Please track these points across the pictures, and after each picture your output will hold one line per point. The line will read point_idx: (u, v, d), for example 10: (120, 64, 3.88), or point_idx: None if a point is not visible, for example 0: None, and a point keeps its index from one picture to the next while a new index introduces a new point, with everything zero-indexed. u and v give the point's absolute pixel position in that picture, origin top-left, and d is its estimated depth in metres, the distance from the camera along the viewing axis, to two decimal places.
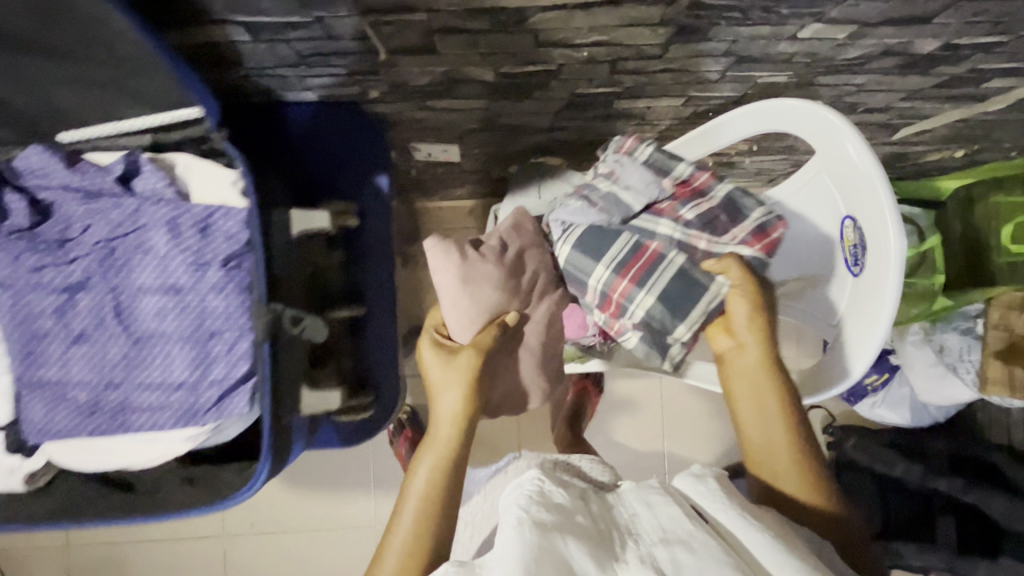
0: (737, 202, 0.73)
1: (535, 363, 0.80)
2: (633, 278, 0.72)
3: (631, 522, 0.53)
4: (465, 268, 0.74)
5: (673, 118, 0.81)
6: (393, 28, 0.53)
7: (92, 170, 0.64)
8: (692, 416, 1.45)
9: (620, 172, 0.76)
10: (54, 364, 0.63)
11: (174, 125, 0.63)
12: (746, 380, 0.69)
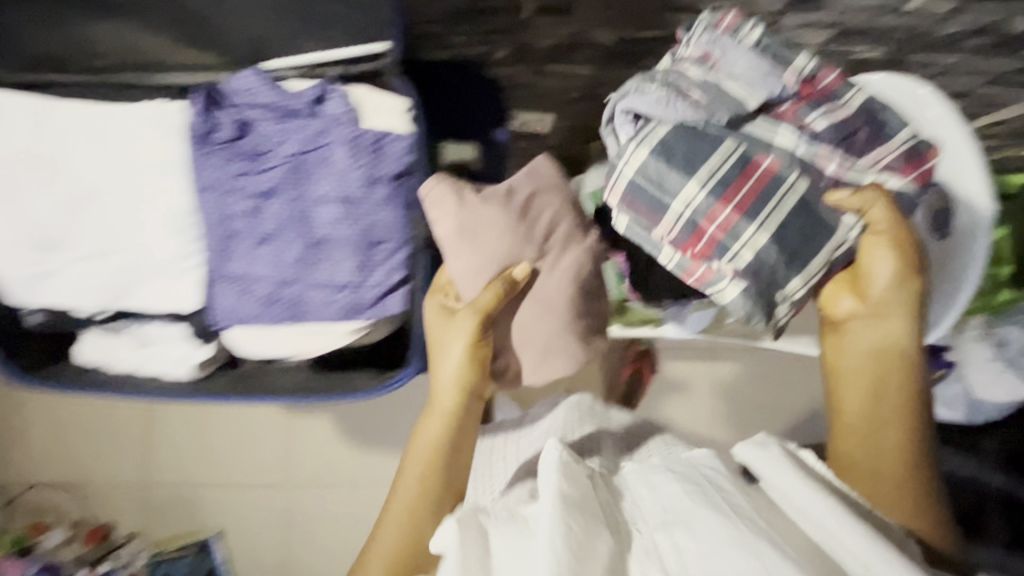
0: (859, 104, 0.79)
1: (548, 316, 0.84)
2: (739, 208, 0.73)
3: (652, 504, 0.55)
4: (461, 211, 0.81)
5: None
6: None
7: (289, 95, 0.85)
8: (740, 403, 1.48)
9: (722, 59, 0.81)
10: (248, 256, 0.84)
11: (362, 58, 0.91)
12: (870, 354, 0.74)
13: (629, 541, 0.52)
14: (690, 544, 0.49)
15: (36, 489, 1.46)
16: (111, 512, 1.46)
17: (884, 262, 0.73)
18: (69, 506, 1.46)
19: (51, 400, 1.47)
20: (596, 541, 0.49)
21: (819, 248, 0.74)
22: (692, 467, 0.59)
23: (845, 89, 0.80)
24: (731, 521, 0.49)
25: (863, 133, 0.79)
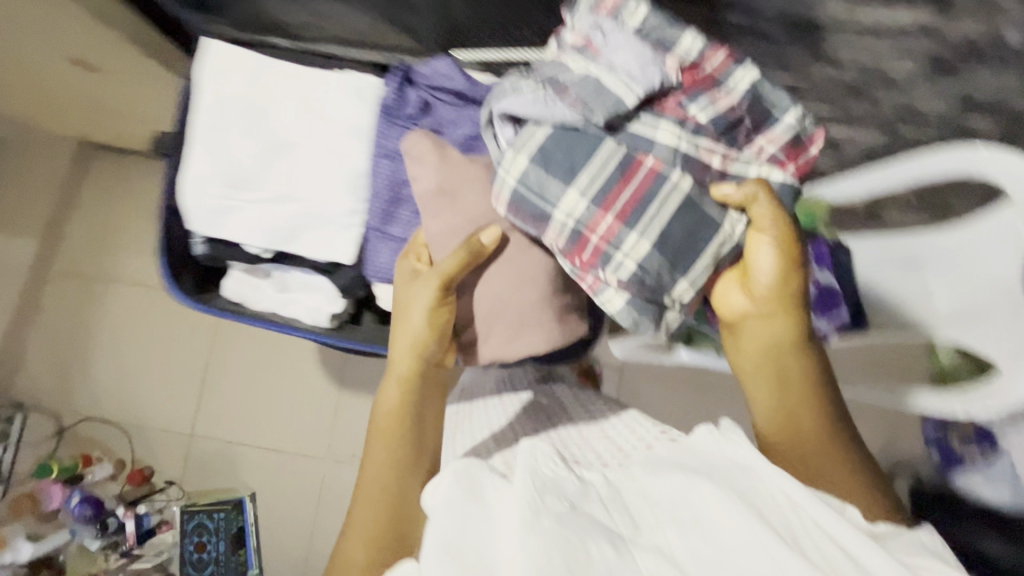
0: (754, 97, 0.69)
1: (522, 284, 0.71)
2: (621, 216, 0.63)
3: (648, 494, 0.57)
4: (444, 168, 0.71)
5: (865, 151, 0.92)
6: None
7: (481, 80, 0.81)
8: None
9: (604, 48, 0.68)
10: (407, 227, 0.81)
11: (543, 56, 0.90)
12: (768, 351, 0.68)
13: (628, 536, 0.52)
14: (695, 541, 0.50)
15: (88, 422, 1.52)
16: (152, 457, 1.51)
17: (766, 253, 0.66)
18: (111, 446, 1.51)
19: (120, 340, 1.54)
20: (599, 542, 0.49)
21: (699, 253, 0.66)
22: (695, 453, 0.61)
23: (734, 69, 0.69)
24: (734, 516, 0.51)
25: (744, 121, 0.69)
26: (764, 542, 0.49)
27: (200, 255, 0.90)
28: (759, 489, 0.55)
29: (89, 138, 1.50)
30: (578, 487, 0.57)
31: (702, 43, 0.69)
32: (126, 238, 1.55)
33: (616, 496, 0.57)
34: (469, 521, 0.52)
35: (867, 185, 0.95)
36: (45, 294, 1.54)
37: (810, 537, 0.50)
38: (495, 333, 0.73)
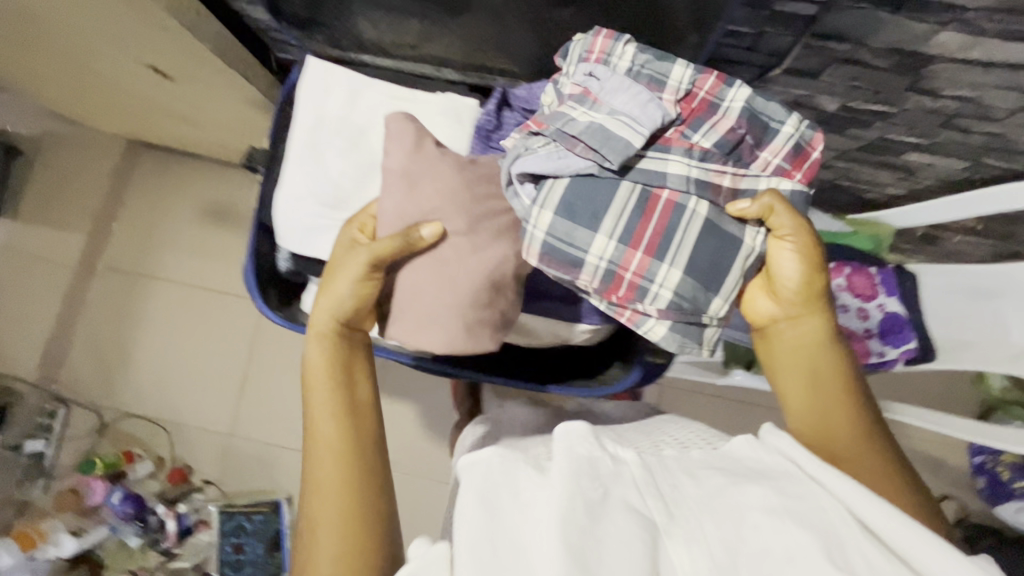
0: (760, 120, 0.60)
1: (445, 286, 0.67)
2: (651, 250, 0.59)
3: (681, 488, 0.49)
4: (412, 154, 0.70)
5: (943, 179, 0.90)
6: (811, 51, 0.65)
7: None
8: None
9: (601, 90, 0.59)
10: None
11: None
12: (795, 351, 0.65)
13: (662, 524, 0.46)
14: (728, 532, 0.45)
15: (129, 419, 1.52)
16: (190, 457, 1.51)
17: (789, 257, 0.63)
18: (148, 444, 1.51)
19: (161, 338, 1.54)
20: (632, 542, 0.43)
21: (729, 270, 0.61)
22: (732, 455, 0.54)
23: (730, 88, 0.60)
24: (780, 522, 0.44)
25: (750, 139, 0.61)
26: (806, 553, 0.42)
27: (282, 269, 0.83)
28: (807, 494, 0.47)
29: (137, 137, 1.50)
30: (612, 469, 0.50)
31: (694, 67, 0.59)
32: (170, 237, 1.55)
33: (650, 479, 0.49)
34: (501, 513, 0.46)
35: (944, 210, 0.92)
36: (88, 290, 1.55)
37: (857, 555, 0.43)
38: (438, 314, 0.67)
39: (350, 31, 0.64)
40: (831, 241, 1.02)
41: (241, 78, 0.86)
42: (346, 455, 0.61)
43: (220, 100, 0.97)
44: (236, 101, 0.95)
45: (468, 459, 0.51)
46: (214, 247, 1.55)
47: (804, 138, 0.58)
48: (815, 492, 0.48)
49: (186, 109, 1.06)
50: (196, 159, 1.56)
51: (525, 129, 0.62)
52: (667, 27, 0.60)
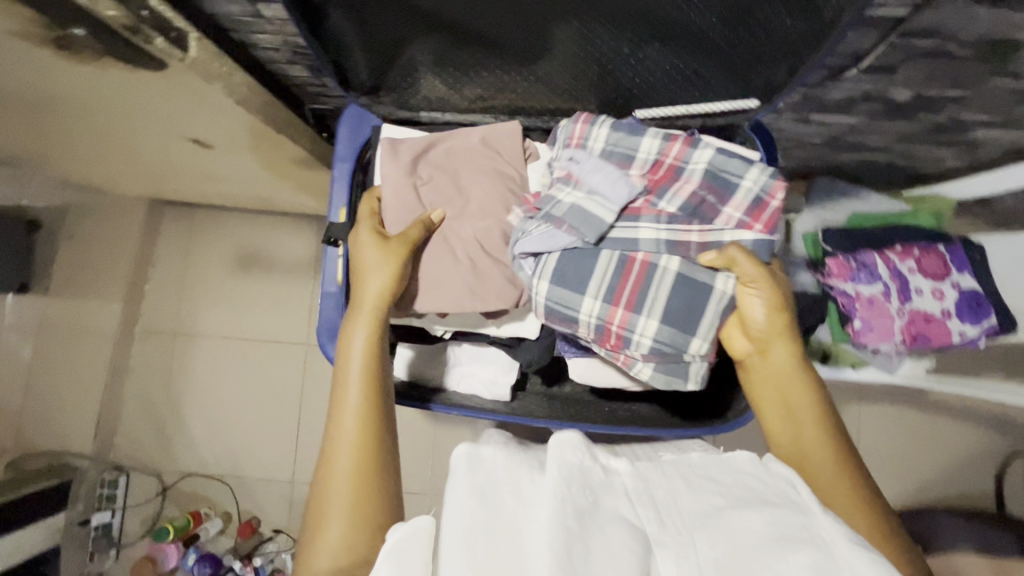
0: (722, 177, 0.62)
1: (448, 265, 0.63)
2: (631, 303, 0.59)
3: (679, 498, 0.46)
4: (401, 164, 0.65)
5: (1008, 150, 0.88)
6: (892, 48, 0.62)
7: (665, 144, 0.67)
8: (885, 444, 1.45)
9: (581, 170, 0.62)
10: None
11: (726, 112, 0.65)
12: (772, 382, 0.64)
13: (653, 536, 0.43)
14: (723, 555, 0.42)
15: (190, 478, 1.52)
16: (256, 508, 1.50)
17: (756, 304, 0.62)
18: (213, 501, 1.51)
19: (208, 393, 1.53)
20: (624, 557, 0.40)
21: (704, 318, 0.60)
22: (730, 467, 0.51)
23: (694, 152, 0.63)
24: (781, 552, 0.41)
25: (713, 198, 0.62)
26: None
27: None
28: (805, 524, 0.44)
29: (159, 197, 1.49)
30: (605, 479, 0.48)
31: (660, 139, 0.64)
32: (206, 292, 1.55)
33: (647, 494, 0.47)
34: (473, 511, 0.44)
35: (999, 181, 0.90)
36: (133, 355, 1.55)
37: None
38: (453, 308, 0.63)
39: (418, 90, 0.65)
40: (893, 222, 1.00)
41: (286, 140, 0.84)
42: (366, 453, 0.54)
43: (259, 161, 0.96)
44: (278, 161, 0.93)
45: (472, 447, 0.49)
46: (251, 297, 1.54)
47: (763, 189, 0.61)
48: (814, 522, 0.44)
49: (220, 171, 1.05)
50: (220, 210, 1.55)
51: (521, 203, 0.64)
52: (751, 82, 0.58)
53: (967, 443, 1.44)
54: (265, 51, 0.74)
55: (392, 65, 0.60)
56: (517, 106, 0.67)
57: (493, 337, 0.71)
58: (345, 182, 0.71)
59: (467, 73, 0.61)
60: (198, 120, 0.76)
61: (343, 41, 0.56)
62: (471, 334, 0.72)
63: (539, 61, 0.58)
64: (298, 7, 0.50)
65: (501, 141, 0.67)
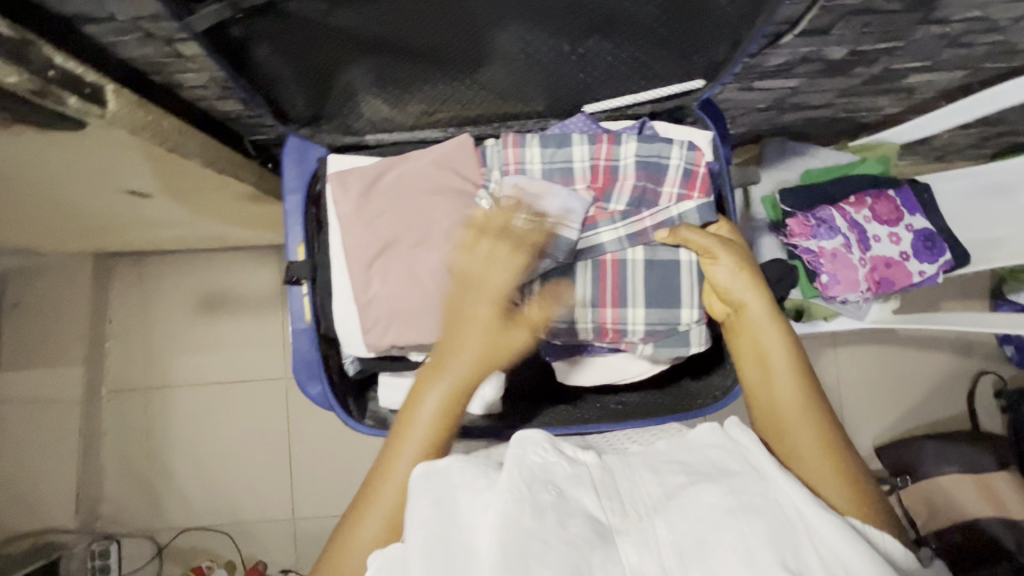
0: (653, 161, 0.65)
1: (420, 285, 0.62)
2: (615, 301, 0.67)
3: (641, 484, 0.48)
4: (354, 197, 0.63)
5: (942, 90, 0.91)
6: (826, 10, 0.63)
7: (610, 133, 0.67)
8: (865, 383, 1.51)
9: (529, 196, 0.65)
10: None
11: (673, 96, 0.64)
12: (753, 344, 0.61)
13: (615, 527, 0.44)
14: (683, 534, 0.43)
15: (185, 534, 1.46)
16: (261, 551, 1.46)
17: (722, 270, 0.63)
18: (213, 552, 1.46)
19: (189, 443, 1.47)
20: (581, 547, 0.42)
21: (682, 290, 0.67)
22: (691, 445, 0.52)
23: (621, 148, 0.65)
24: (739, 525, 0.43)
25: (652, 185, 0.66)
26: (757, 558, 0.42)
27: (355, 373, 0.69)
28: (763, 493, 0.47)
29: (104, 250, 1.41)
30: (568, 473, 0.48)
31: (588, 143, 0.65)
32: (171, 341, 1.48)
33: (610, 482, 0.48)
34: (432, 531, 0.46)
35: (945, 118, 0.93)
36: (104, 418, 1.47)
37: (801, 544, 0.43)
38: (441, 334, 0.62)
39: (360, 114, 0.62)
40: (843, 173, 1.02)
41: (230, 179, 0.80)
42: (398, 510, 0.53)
43: (205, 203, 0.91)
44: (225, 199, 0.88)
45: (429, 464, 0.52)
46: (219, 338, 1.49)
47: (689, 160, 0.65)
48: (771, 490, 0.47)
49: (164, 218, 0.99)
50: (171, 254, 1.48)
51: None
52: (696, 63, 0.57)
53: (938, 370, 1.51)
54: (190, 89, 0.70)
55: (329, 92, 0.57)
56: (464, 116, 0.65)
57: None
58: (298, 218, 0.67)
59: (408, 90, 0.58)
60: (130, 172, 0.72)
61: (273, 74, 0.52)
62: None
63: (482, 69, 0.56)
64: (219, 45, 0.46)
65: (455, 158, 0.65)
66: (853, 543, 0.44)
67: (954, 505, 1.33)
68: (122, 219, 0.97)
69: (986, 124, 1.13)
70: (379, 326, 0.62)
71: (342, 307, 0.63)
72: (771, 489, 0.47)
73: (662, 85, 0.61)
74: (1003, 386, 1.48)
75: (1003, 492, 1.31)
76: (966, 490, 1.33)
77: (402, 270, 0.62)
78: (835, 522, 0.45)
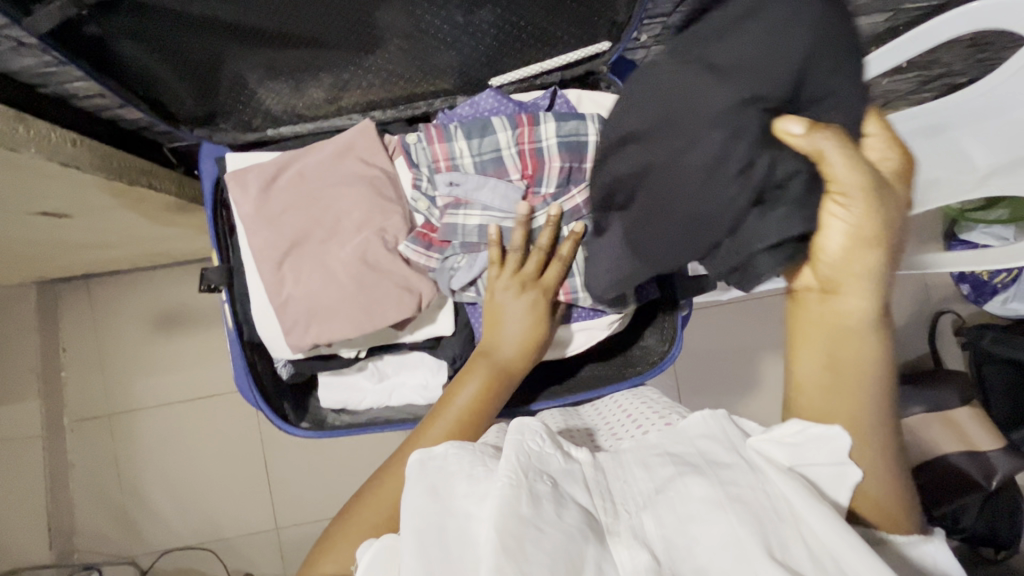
0: (574, 136, 0.60)
1: (337, 280, 0.60)
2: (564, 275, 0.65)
3: (632, 482, 0.48)
4: (258, 197, 0.61)
5: (868, 36, 0.91)
6: None
7: (513, 104, 0.62)
8: None
9: (466, 190, 0.61)
10: None
11: (581, 60, 0.62)
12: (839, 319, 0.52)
13: (608, 525, 0.45)
14: (670, 529, 0.43)
15: (168, 555, 1.44)
16: (248, 564, 1.45)
17: (836, 231, 0.47)
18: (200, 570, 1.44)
19: (163, 464, 1.45)
20: (576, 537, 0.42)
21: None
22: (684, 436, 0.52)
23: (542, 129, 0.60)
24: (725, 515, 0.43)
25: (578, 164, 0.61)
26: (745, 547, 0.41)
27: (290, 378, 0.67)
28: (753, 483, 0.46)
29: (48, 277, 1.36)
30: (562, 467, 0.49)
31: (510, 128, 0.60)
32: (130, 363, 1.44)
33: (603, 482, 0.49)
34: (432, 513, 0.45)
35: (881, 60, 0.92)
36: (71, 449, 1.43)
37: (790, 531, 0.43)
38: (363, 328, 0.60)
39: (257, 106, 0.60)
40: None
41: (146, 190, 0.77)
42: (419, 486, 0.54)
43: (130, 221, 0.88)
44: (151, 213, 0.85)
45: (426, 451, 0.51)
46: (181, 356, 1.45)
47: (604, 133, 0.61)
48: (762, 481, 0.46)
49: (93, 239, 0.95)
50: (120, 274, 1.43)
51: (418, 239, 0.62)
52: (597, 24, 0.56)
53: (900, 315, 1.54)
54: (86, 99, 0.67)
55: (217, 84, 0.55)
56: (370, 101, 0.63)
57: (413, 343, 0.68)
58: (208, 224, 0.64)
59: (302, 78, 0.57)
60: (34, 194, 0.68)
61: (148, 68, 0.51)
62: (388, 346, 0.67)
63: (372, 51, 0.55)
64: (73, 39, 0.46)
65: (360, 144, 0.62)
66: (844, 534, 0.42)
67: (923, 445, 1.37)
68: (46, 245, 0.93)
69: (922, 67, 1.13)
70: (298, 326, 0.60)
71: (262, 312, 0.62)
72: (760, 473, 0.47)
73: (568, 49, 0.60)
74: (962, 323, 1.52)
75: (968, 427, 1.35)
76: (932, 428, 1.37)
77: (314, 268, 0.61)
78: (827, 513, 0.43)
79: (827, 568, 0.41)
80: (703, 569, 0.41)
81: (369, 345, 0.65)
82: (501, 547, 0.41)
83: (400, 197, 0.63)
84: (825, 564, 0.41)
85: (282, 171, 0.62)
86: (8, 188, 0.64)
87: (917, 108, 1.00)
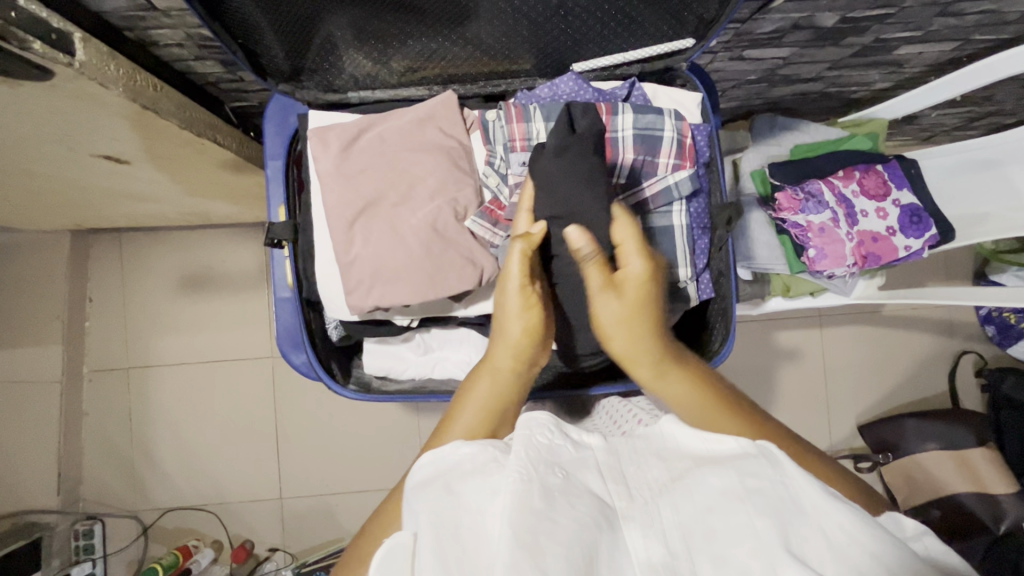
0: (650, 132, 0.65)
1: (400, 246, 0.62)
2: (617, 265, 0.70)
3: (648, 469, 0.47)
4: (338, 158, 0.63)
5: (930, 64, 0.91)
6: None
7: (593, 88, 0.64)
8: (848, 363, 1.52)
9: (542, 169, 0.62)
10: None
11: (660, 55, 0.63)
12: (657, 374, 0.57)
13: (622, 509, 0.44)
14: (687, 516, 0.41)
15: (170, 514, 1.44)
16: (248, 531, 1.45)
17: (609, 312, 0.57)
18: (198, 530, 1.45)
19: (174, 424, 1.45)
20: (590, 527, 0.41)
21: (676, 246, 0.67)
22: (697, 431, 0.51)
23: (619, 119, 0.64)
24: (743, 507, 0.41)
25: (649, 158, 0.66)
26: (764, 542, 0.39)
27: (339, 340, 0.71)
28: (773, 478, 0.44)
29: (82, 227, 1.37)
30: (573, 457, 0.48)
31: None
32: (154, 320, 1.45)
33: (617, 465, 0.48)
34: (444, 505, 0.44)
35: (940, 90, 0.91)
36: (87, 399, 1.44)
37: (809, 528, 0.41)
38: (426, 297, 0.62)
39: (342, 68, 0.62)
40: (831, 149, 1.02)
41: (210, 143, 0.78)
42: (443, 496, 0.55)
43: (183, 176, 0.89)
44: (206, 167, 0.87)
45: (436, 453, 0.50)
46: (205, 318, 1.46)
47: (677, 130, 0.65)
48: (783, 475, 0.44)
49: (144, 192, 0.96)
50: (154, 231, 1.44)
51: (486, 215, 0.64)
52: (685, 19, 0.57)
53: (921, 350, 1.53)
54: (166, 48, 0.68)
55: (309, 41, 0.57)
56: (450, 74, 0.65)
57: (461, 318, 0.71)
58: (279, 182, 0.68)
59: (390, 44, 0.58)
60: (104, 137, 0.70)
61: (247, 19, 0.52)
62: (439, 318, 0.71)
63: (465, 25, 0.56)
64: None
65: (440, 115, 0.64)
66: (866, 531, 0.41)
67: (932, 481, 1.35)
68: (94, 193, 0.94)
69: (973, 103, 1.13)
70: (360, 288, 0.62)
71: (327, 270, 0.64)
72: (777, 463, 0.45)
73: (648, 42, 0.61)
74: (983, 365, 1.51)
75: (981, 469, 1.33)
76: (943, 466, 1.35)
77: (381, 230, 0.62)
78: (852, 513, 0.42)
79: (846, 561, 0.39)
80: (721, 559, 0.39)
81: (422, 315, 0.68)
82: (516, 541, 0.38)
83: (473, 171, 0.65)
84: (843, 555, 0.40)
85: (358, 136, 0.63)
86: (82, 127, 0.66)
87: (968, 141, 1.00)
